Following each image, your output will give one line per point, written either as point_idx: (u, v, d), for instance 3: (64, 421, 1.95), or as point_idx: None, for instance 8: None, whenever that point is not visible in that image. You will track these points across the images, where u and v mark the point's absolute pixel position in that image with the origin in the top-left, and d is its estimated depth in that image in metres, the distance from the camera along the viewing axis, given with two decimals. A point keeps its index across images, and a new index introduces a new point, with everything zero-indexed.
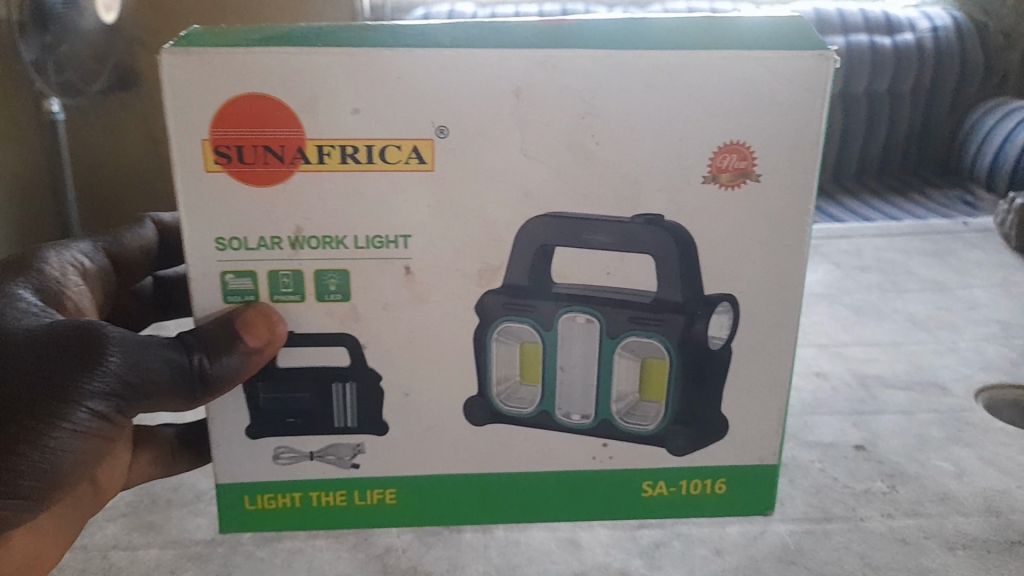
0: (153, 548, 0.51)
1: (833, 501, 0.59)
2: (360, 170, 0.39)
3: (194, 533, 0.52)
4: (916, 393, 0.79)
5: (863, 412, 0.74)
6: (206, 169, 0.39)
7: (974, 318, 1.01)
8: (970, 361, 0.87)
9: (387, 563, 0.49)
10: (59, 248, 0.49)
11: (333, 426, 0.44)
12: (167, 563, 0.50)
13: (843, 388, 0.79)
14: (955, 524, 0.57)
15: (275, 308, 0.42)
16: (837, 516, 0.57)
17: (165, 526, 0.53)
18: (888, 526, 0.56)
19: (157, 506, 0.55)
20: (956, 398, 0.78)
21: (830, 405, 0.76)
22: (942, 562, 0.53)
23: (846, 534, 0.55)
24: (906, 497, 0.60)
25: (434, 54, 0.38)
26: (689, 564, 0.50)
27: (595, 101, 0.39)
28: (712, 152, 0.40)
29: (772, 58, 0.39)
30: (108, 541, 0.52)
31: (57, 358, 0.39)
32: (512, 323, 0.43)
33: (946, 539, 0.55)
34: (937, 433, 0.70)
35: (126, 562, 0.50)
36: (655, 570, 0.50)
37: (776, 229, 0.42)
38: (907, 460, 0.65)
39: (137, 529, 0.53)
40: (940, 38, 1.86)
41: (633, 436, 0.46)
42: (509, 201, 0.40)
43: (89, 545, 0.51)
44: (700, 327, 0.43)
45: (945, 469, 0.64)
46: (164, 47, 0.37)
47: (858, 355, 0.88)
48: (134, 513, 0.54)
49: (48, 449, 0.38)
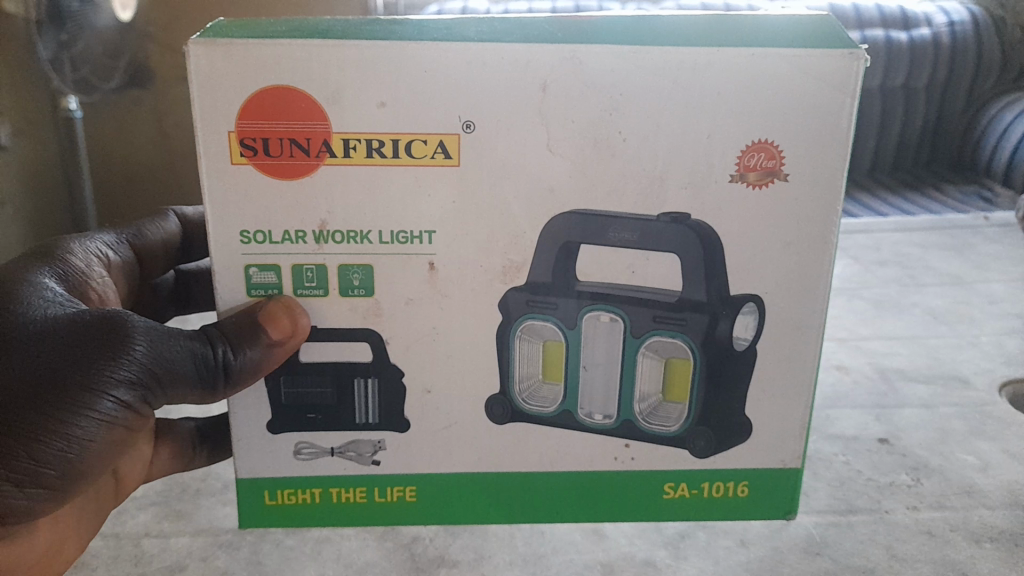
0: (184, 536, 0.51)
1: (856, 493, 0.60)
2: (386, 164, 0.39)
3: (222, 521, 0.53)
4: (938, 387, 0.79)
5: (884, 406, 0.75)
6: (232, 161, 0.39)
7: (994, 312, 1.00)
8: (991, 355, 0.88)
9: (414, 553, 0.49)
10: (82, 239, 0.50)
11: (354, 423, 0.44)
12: (197, 550, 0.50)
13: (864, 381, 0.80)
14: (980, 517, 0.58)
15: (299, 301, 0.41)
16: (862, 509, 0.58)
17: (194, 514, 0.53)
18: (913, 518, 0.57)
19: (187, 496, 0.55)
20: (977, 392, 0.79)
21: (852, 398, 0.76)
22: (968, 554, 0.53)
23: (870, 526, 0.56)
24: (931, 490, 0.61)
25: (461, 49, 0.37)
26: (713, 556, 0.50)
27: (621, 96, 0.38)
28: (740, 150, 0.40)
29: (799, 56, 0.38)
30: (140, 529, 0.52)
31: (83, 347, 0.39)
32: (534, 321, 0.43)
33: (972, 531, 0.56)
34: (959, 427, 0.71)
35: (157, 550, 0.50)
36: (680, 560, 0.50)
37: (804, 228, 0.41)
38: (930, 453, 0.66)
39: (167, 518, 0.53)
40: (955, 32, 1.84)
41: (655, 436, 0.45)
42: (534, 198, 0.40)
43: (121, 532, 0.51)
44: (724, 327, 0.43)
45: (969, 462, 0.65)
46: (192, 38, 0.37)
47: (879, 349, 0.89)
48: (166, 502, 0.55)
49: (72, 438, 0.38)
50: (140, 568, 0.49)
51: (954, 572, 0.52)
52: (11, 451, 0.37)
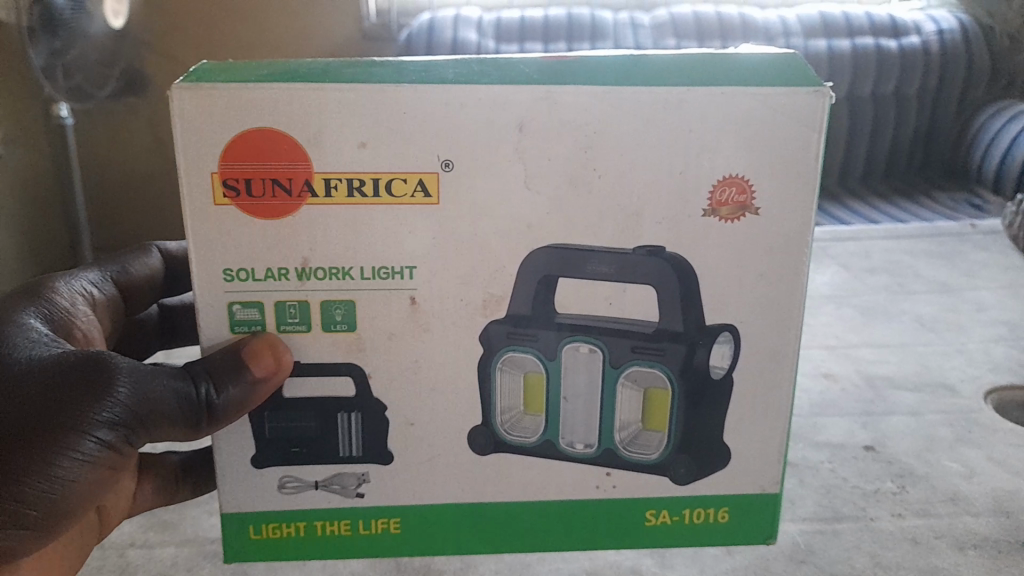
0: (169, 546, 0.58)
1: (842, 501, 0.64)
2: (368, 203, 0.40)
3: (209, 532, 0.59)
4: (926, 394, 0.81)
5: (872, 413, 0.78)
6: (216, 202, 0.39)
7: (982, 319, 1.02)
8: (978, 362, 0.89)
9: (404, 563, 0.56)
10: (69, 278, 0.51)
11: (338, 455, 0.45)
12: (182, 561, 0.56)
13: (852, 389, 0.83)
14: (965, 524, 0.61)
15: (282, 337, 0.42)
16: (847, 516, 0.62)
17: (179, 526, 0.60)
18: (898, 525, 0.61)
19: (173, 508, 0.62)
20: (964, 399, 0.81)
21: (839, 405, 0.79)
22: (952, 561, 0.57)
23: (856, 534, 0.60)
24: (916, 497, 0.64)
25: (440, 91, 0.38)
26: (700, 563, 0.56)
27: (597, 135, 0.39)
28: (713, 185, 0.40)
29: (768, 94, 0.39)
30: (126, 539, 0.59)
31: (67, 389, 0.40)
32: (515, 353, 0.44)
33: (957, 538, 0.59)
34: (947, 435, 0.74)
35: (142, 560, 0.57)
36: (666, 568, 0.56)
37: (778, 260, 0.42)
38: (917, 460, 0.70)
39: (152, 529, 0.60)
40: (945, 40, 1.86)
41: (634, 464, 0.46)
42: (513, 234, 0.41)
43: (108, 542, 0.58)
44: (701, 355, 0.44)
45: (955, 469, 0.68)
46: (176, 81, 0.38)
47: (867, 356, 0.90)
48: (152, 514, 0.61)
49: (56, 478, 0.40)
50: None
51: None
52: None
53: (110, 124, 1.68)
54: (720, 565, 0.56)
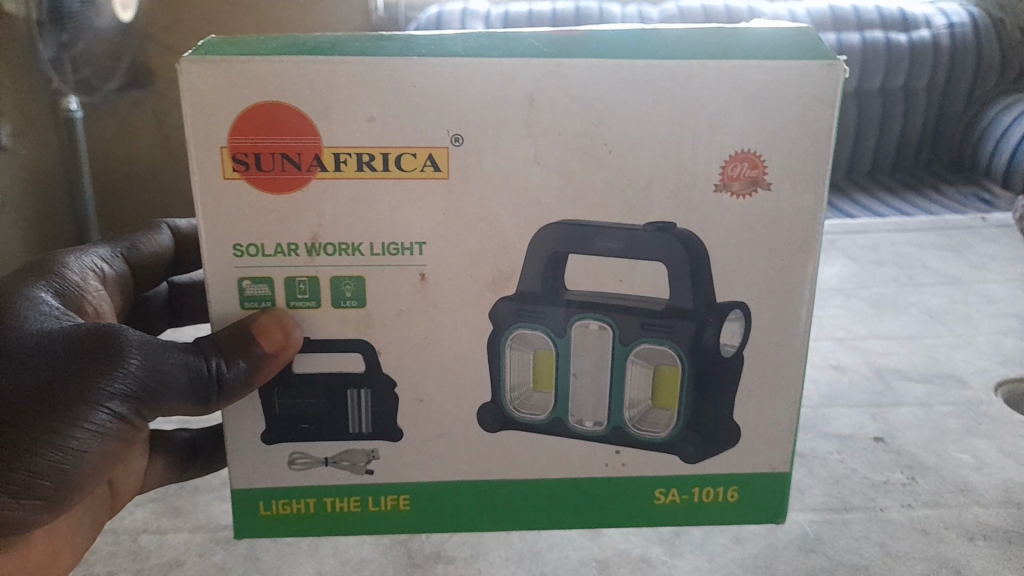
0: (182, 532, 0.58)
1: (852, 491, 0.63)
2: (377, 177, 0.40)
3: (219, 518, 0.59)
4: (935, 385, 0.81)
5: (881, 404, 0.77)
6: (225, 176, 0.39)
7: (991, 311, 1.01)
8: (987, 354, 0.88)
9: (411, 549, 0.56)
10: (79, 253, 0.51)
11: (348, 432, 0.45)
12: (194, 546, 0.57)
13: (861, 380, 0.82)
14: (974, 515, 0.60)
15: (292, 313, 0.42)
16: (856, 507, 0.61)
17: (191, 512, 0.60)
18: (907, 516, 0.60)
19: (184, 493, 0.62)
20: (973, 391, 0.80)
21: (849, 396, 0.79)
22: (962, 552, 0.57)
23: (864, 524, 0.59)
24: (926, 488, 0.64)
25: (450, 64, 0.38)
26: (709, 551, 0.56)
27: (606, 110, 0.39)
28: (724, 160, 0.40)
29: (781, 67, 0.39)
30: (138, 525, 0.59)
31: (79, 361, 0.40)
32: (525, 330, 0.44)
33: (966, 529, 0.59)
34: (956, 427, 0.73)
35: (154, 546, 0.57)
36: (675, 555, 0.56)
37: (788, 237, 0.42)
38: (926, 451, 0.69)
39: (164, 515, 0.60)
40: (955, 34, 1.85)
41: (644, 443, 0.46)
42: (522, 210, 0.40)
43: (120, 528, 0.58)
44: (711, 334, 0.44)
45: (964, 461, 0.68)
46: (185, 56, 0.38)
47: (876, 348, 0.90)
48: (162, 500, 0.61)
49: (68, 449, 0.40)
50: (138, 563, 0.55)
51: (948, 569, 0.55)
52: (8, 462, 0.38)
53: (119, 118, 1.69)
54: (729, 554, 0.55)
